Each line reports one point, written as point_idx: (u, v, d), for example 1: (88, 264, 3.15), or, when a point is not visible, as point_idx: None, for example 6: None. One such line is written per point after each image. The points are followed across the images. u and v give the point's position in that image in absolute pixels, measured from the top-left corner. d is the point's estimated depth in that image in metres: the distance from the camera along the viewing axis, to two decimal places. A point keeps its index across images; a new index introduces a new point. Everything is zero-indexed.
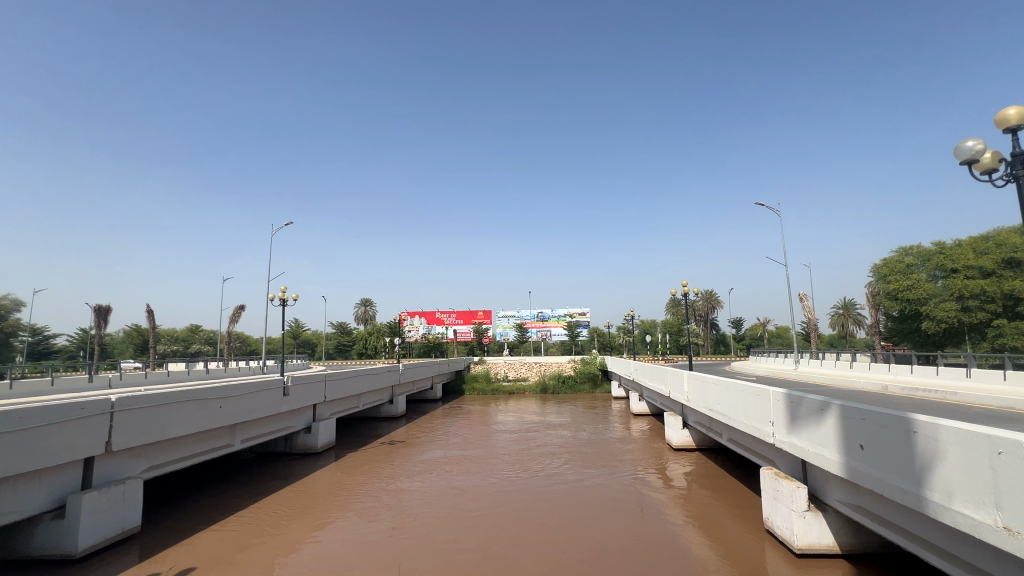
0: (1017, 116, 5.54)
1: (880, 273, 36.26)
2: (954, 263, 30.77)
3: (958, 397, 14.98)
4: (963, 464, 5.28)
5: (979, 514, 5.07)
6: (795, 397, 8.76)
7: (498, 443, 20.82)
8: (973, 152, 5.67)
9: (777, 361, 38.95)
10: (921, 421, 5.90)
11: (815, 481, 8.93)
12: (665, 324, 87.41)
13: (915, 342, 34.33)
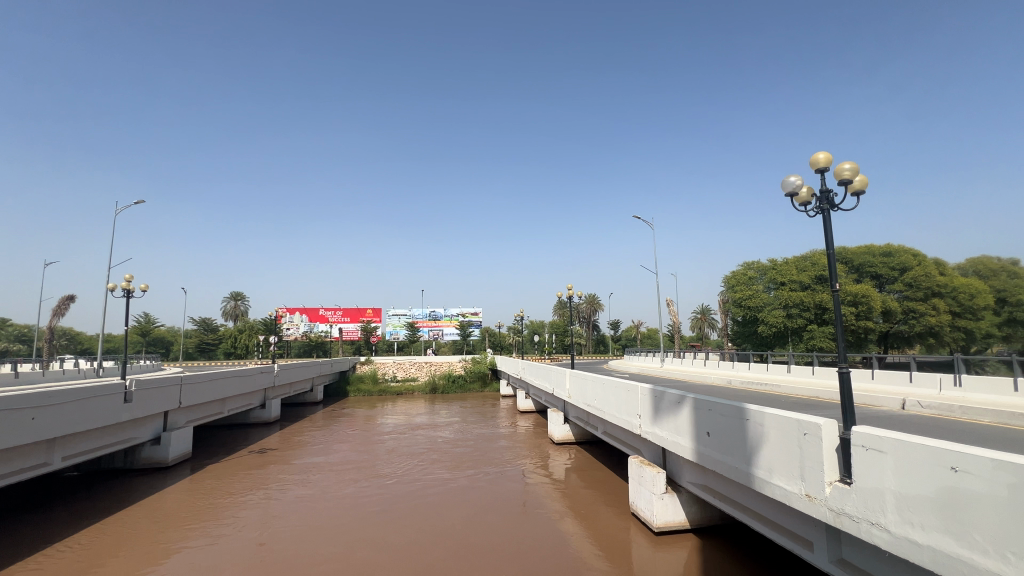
0: (823, 161, 6.46)
1: (729, 284, 42.22)
2: (783, 277, 36.85)
3: (780, 389, 18.03)
4: (780, 444, 6.37)
5: (790, 485, 6.17)
6: (657, 391, 9.79)
7: (383, 446, 20.08)
8: (791, 187, 6.82)
9: (647, 360, 43.20)
10: (751, 410, 6.97)
11: (672, 466, 10.06)
12: (552, 325, 91.99)
13: (754, 344, 40.33)
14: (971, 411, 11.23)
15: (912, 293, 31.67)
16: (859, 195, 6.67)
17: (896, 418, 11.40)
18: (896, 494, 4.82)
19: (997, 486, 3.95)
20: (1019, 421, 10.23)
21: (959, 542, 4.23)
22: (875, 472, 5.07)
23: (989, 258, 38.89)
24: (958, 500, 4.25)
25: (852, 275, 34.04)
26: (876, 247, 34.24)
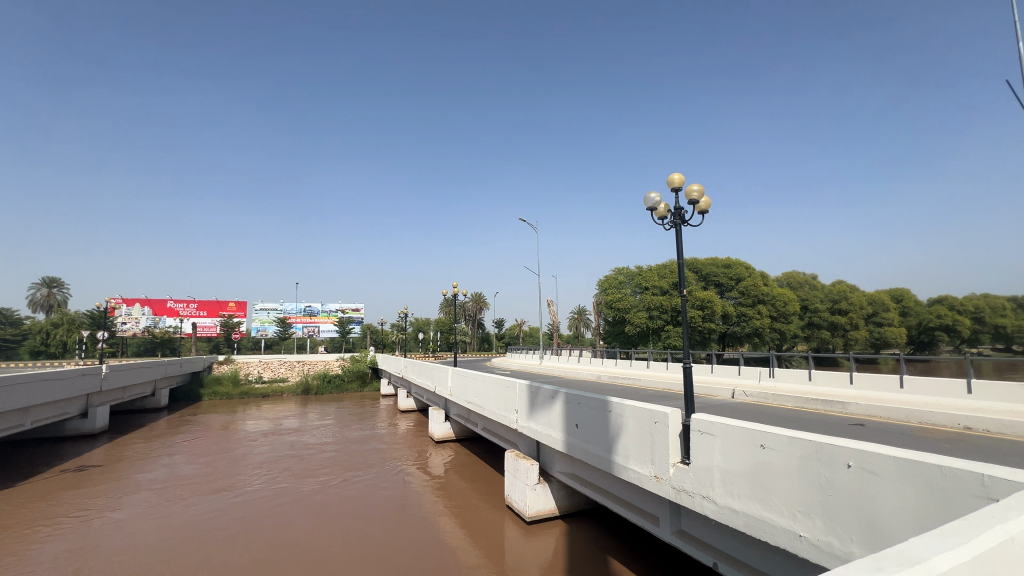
0: (677, 182, 7.32)
1: (602, 287, 45.76)
2: (647, 282, 41.13)
3: (641, 382, 20.05)
4: (635, 432, 7.08)
5: (643, 469, 6.89)
6: (534, 387, 10.23)
7: (241, 455, 17.98)
8: (652, 203, 7.60)
9: (528, 357, 45.01)
10: (613, 402, 7.63)
11: (545, 457, 10.58)
12: (438, 322, 91.07)
13: (621, 342, 44.24)
14: (780, 398, 13.69)
15: (744, 299, 37.47)
16: (704, 214, 7.68)
17: (727, 405, 13.43)
18: (722, 471, 5.66)
19: (792, 458, 4.83)
20: (811, 405, 12.76)
21: (764, 507, 5.11)
22: (707, 453, 5.89)
23: (798, 272, 47.48)
24: (765, 472, 5.12)
25: (701, 283, 39.20)
26: (720, 260, 39.90)
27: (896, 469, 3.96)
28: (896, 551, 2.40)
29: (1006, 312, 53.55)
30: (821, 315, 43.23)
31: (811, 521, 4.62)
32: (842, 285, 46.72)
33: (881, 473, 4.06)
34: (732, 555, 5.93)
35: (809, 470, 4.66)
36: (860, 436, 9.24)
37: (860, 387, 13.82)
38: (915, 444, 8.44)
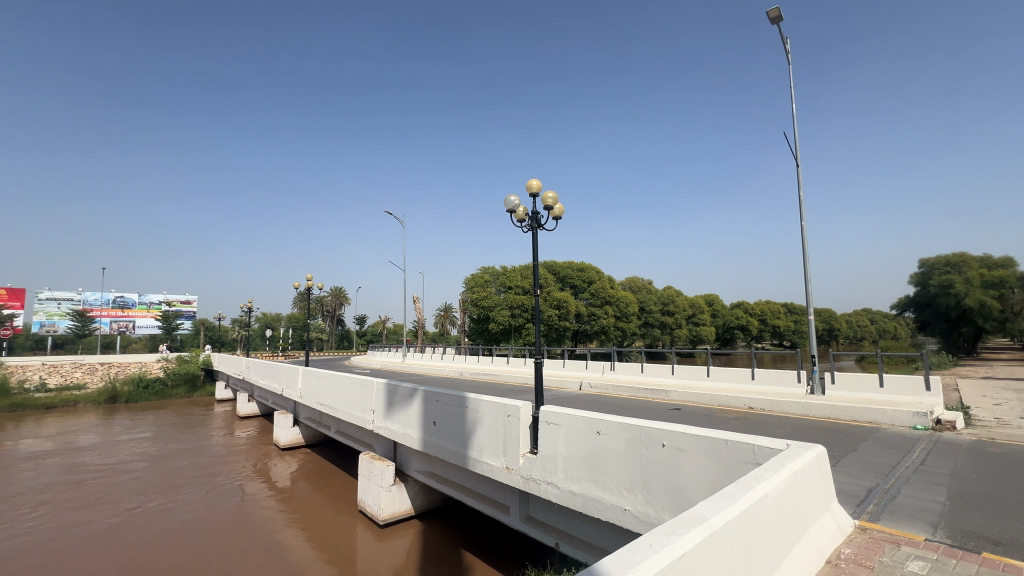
0: (535, 188, 7.76)
1: (469, 286, 45.74)
2: (511, 282, 42.84)
3: (501, 378, 20.74)
4: (489, 428, 7.28)
5: (495, 461, 7.14)
6: (392, 386, 9.87)
7: (4, 486, 14.04)
8: (512, 206, 7.91)
9: (390, 354, 43.44)
10: (470, 398, 7.73)
11: (401, 457, 10.31)
12: (290, 318, 82.77)
13: (485, 339, 45.29)
14: (618, 388, 15.41)
15: (594, 300, 41.34)
16: (557, 221, 8.25)
17: (575, 397, 14.65)
18: (564, 458, 6.13)
19: (621, 441, 5.44)
20: (642, 393, 14.61)
21: (598, 487, 5.68)
22: (552, 442, 6.33)
23: (638, 278, 53.87)
24: (600, 456, 5.68)
25: (558, 284, 42.10)
26: (575, 263, 43.30)
27: (698, 445, 4.71)
28: (689, 513, 2.86)
29: (781, 315, 68.01)
30: (654, 315, 49.86)
31: (634, 495, 5.26)
32: (671, 289, 54.38)
33: (686, 449, 4.80)
34: (571, 534, 6.47)
35: (635, 451, 5.29)
36: (676, 419, 10.87)
37: (679, 377, 16.26)
38: (715, 423, 10.22)
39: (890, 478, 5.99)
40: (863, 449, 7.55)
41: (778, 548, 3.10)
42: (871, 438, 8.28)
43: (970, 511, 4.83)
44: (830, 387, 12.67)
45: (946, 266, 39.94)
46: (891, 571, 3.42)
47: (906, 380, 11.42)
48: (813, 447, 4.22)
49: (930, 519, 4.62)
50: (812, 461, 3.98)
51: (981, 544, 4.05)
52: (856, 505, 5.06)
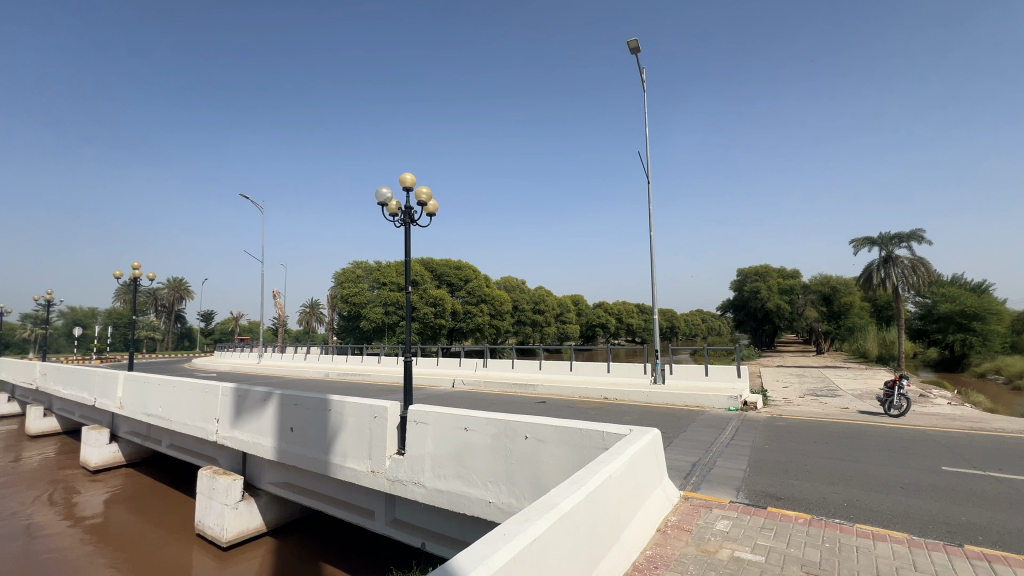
0: (409, 182, 7.57)
1: (338, 280, 42.93)
2: (385, 278, 41.27)
3: (371, 378, 19.83)
4: (354, 431, 6.90)
5: (359, 465, 6.80)
6: (242, 390, 8.79)
7: None
8: (383, 198, 7.61)
9: (243, 356, 38.62)
10: (334, 400, 7.22)
11: (252, 469, 9.25)
12: (109, 313, 68.68)
13: (355, 338, 42.85)
14: (490, 384, 15.81)
15: (470, 298, 41.85)
16: (431, 217, 8.16)
17: (447, 395, 14.64)
18: (431, 456, 6.10)
19: (487, 436, 5.59)
20: (512, 389, 15.19)
21: (464, 483, 5.75)
22: (420, 441, 6.24)
23: (513, 278, 55.95)
24: (466, 452, 5.76)
25: (435, 282, 41.68)
26: (452, 261, 43.30)
27: (556, 435, 5.05)
28: (541, 500, 3.06)
29: (635, 314, 76.39)
30: (526, 313, 52.01)
31: (498, 488, 5.45)
32: (542, 289, 57.54)
33: (546, 440, 5.11)
34: (437, 532, 6.45)
35: (500, 444, 5.47)
36: (542, 411, 11.52)
37: (546, 371, 17.26)
38: (576, 413, 11.07)
39: (709, 453, 7.11)
40: (691, 429, 8.83)
41: (618, 524, 3.46)
42: (697, 420, 9.72)
43: (762, 475, 5.95)
44: (669, 376, 14.60)
45: (756, 276, 48.53)
46: (705, 532, 4.04)
47: (724, 369, 13.66)
48: (651, 431, 4.81)
49: (735, 485, 5.58)
50: (648, 444, 4.53)
51: (769, 501, 5.01)
52: (682, 478, 5.91)
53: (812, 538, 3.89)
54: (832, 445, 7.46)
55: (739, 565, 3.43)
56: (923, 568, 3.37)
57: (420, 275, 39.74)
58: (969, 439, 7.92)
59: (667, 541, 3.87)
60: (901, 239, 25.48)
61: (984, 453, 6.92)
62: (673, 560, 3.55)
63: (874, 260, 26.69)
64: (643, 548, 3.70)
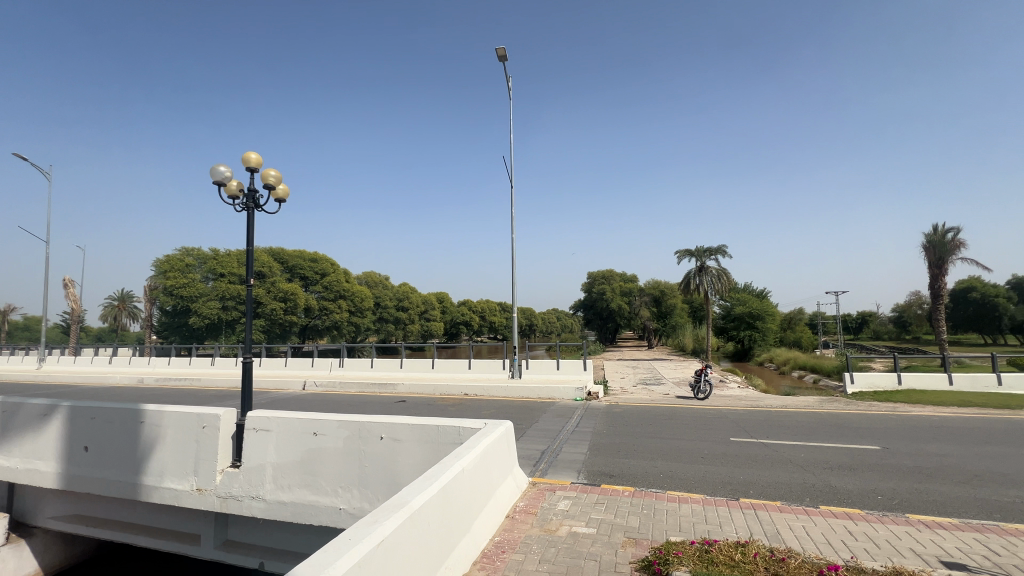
0: (254, 162, 6.78)
1: (159, 268, 35.86)
2: (223, 268, 36.16)
3: (200, 383, 17.17)
4: (175, 445, 5.91)
5: (180, 484, 5.86)
6: (9, 404, 6.86)
7: None
8: (220, 177, 6.68)
9: (12, 360, 30.06)
10: (148, 410, 6.08)
11: (23, 504, 7.31)
12: None
13: (182, 337, 36.60)
14: (346, 384, 14.94)
15: (327, 294, 38.91)
16: (281, 203, 7.42)
17: (296, 398, 13.44)
18: (274, 466, 5.56)
19: (339, 439, 5.29)
20: (370, 389, 14.56)
21: (311, 491, 5.36)
22: (261, 450, 5.64)
23: (376, 273, 53.65)
24: (314, 458, 5.38)
25: (285, 274, 37.85)
26: (307, 253, 39.80)
27: (413, 434, 5.00)
28: (391, 499, 3.03)
29: (497, 312, 79.23)
30: (389, 310, 49.99)
31: (350, 493, 5.20)
32: (407, 286, 56.26)
33: (402, 439, 5.03)
34: (279, 549, 5.88)
35: (353, 447, 5.23)
36: (401, 410, 11.27)
37: (407, 370, 16.93)
38: (436, 410, 11.08)
39: (556, 440, 7.74)
40: (542, 420, 9.49)
41: (469, 516, 3.58)
42: (549, 411, 10.51)
43: (599, 457, 6.69)
44: (526, 371, 15.48)
45: (602, 278, 53.33)
46: (548, 512, 4.41)
47: (573, 363, 14.99)
48: (504, 424, 5.08)
49: (577, 467, 6.18)
50: (501, 436, 4.77)
51: (604, 479, 5.65)
52: (532, 465, 6.34)
53: (634, 507, 4.51)
54: (654, 427, 8.71)
55: (575, 538, 3.82)
56: (711, 520, 4.16)
57: (267, 266, 35.67)
58: (750, 414, 9.95)
59: (515, 526, 4.12)
60: (711, 253, 30.76)
61: (758, 425, 8.78)
62: (519, 543, 3.80)
63: (691, 269, 31.74)
64: (492, 535, 3.88)
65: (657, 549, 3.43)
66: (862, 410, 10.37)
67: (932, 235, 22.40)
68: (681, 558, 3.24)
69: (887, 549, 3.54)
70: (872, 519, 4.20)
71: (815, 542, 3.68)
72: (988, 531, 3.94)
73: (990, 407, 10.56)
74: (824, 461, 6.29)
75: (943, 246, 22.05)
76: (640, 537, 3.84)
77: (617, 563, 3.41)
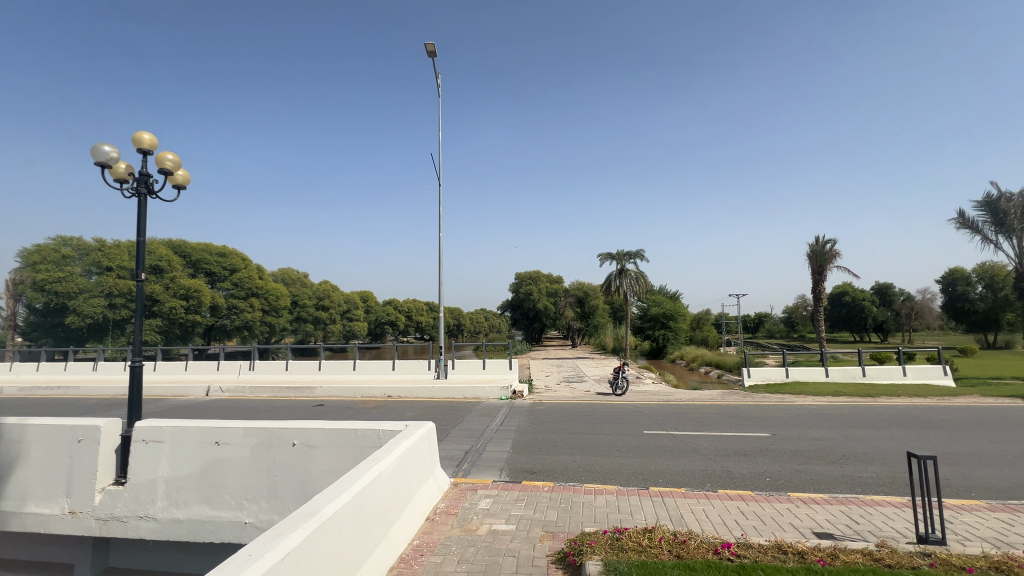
0: (148, 142, 6.10)
1: (27, 259, 30.96)
2: (110, 262, 31.98)
3: (78, 391, 15.02)
4: (41, 464, 5.12)
5: (46, 508, 5.08)
6: None
7: None
8: (103, 157, 5.91)
9: None
10: (7, 423, 5.21)
11: None
12: None
13: (57, 339, 31.91)
14: (256, 389, 13.85)
15: (237, 291, 35.86)
16: (180, 189, 6.73)
17: (198, 404, 12.26)
18: (167, 481, 5.03)
19: (244, 448, 4.90)
20: (284, 393, 13.64)
21: (212, 506, 4.90)
22: (150, 464, 5.06)
23: (293, 270, 50.47)
24: (215, 470, 4.94)
25: (187, 269, 34.37)
26: (214, 247, 36.52)
27: (328, 439, 4.76)
28: (301, 509, 2.86)
29: (424, 312, 77.84)
30: (307, 309, 47.16)
31: (256, 505, 4.83)
32: (328, 284, 53.44)
33: (316, 444, 4.76)
34: (172, 572, 5.31)
35: (260, 456, 4.87)
36: (318, 414, 10.66)
37: (326, 372, 16.07)
38: (356, 414, 10.61)
39: (480, 440, 7.76)
40: (466, 420, 9.45)
41: (385, 522, 3.47)
42: (473, 411, 10.51)
43: (521, 454, 6.81)
44: (452, 371, 15.34)
45: (529, 279, 54.40)
46: (468, 512, 4.41)
47: (499, 362, 15.12)
48: (426, 425, 5.01)
49: (499, 466, 6.23)
50: (422, 437, 4.70)
51: (525, 476, 5.75)
52: (454, 466, 6.30)
53: (553, 502, 4.64)
54: (575, 423, 9.03)
55: (494, 536, 3.86)
56: (623, 510, 4.39)
57: (166, 259, 32.18)
58: (662, 408, 10.64)
59: (435, 528, 4.07)
60: (630, 256, 32.50)
61: (669, 418, 9.41)
62: (437, 545, 3.75)
63: (612, 272, 33.33)
64: (410, 539, 3.80)
65: (573, 541, 3.56)
66: (756, 401, 11.50)
67: (814, 245, 25.39)
68: (594, 547, 3.40)
69: (772, 525, 3.95)
70: (761, 499, 4.68)
71: (713, 523, 4.02)
72: (853, 503, 4.56)
73: (857, 395, 12.18)
74: (724, 449, 6.89)
75: (823, 255, 25.09)
76: (556, 530, 3.96)
77: (534, 557, 3.49)
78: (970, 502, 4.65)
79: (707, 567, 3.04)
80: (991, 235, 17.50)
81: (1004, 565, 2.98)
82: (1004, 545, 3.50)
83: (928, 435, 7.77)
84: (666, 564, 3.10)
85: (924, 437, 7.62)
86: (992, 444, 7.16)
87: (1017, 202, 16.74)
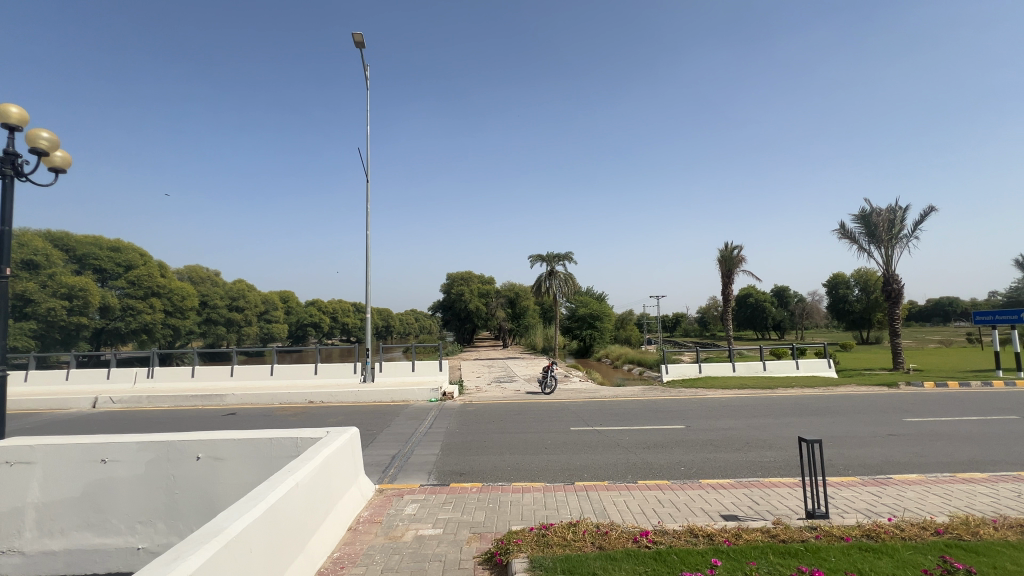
0: (17, 117, 5.29)
1: None
2: None
3: None
4: None
5: None
6: None
7: None
8: None
9: None
10: None
11: None
12: None
13: None
14: (155, 399, 12.46)
15: (133, 291, 32.08)
16: (58, 173, 5.92)
17: (83, 418, 10.81)
18: (39, 507, 4.37)
19: (137, 466, 4.38)
20: (190, 402, 12.41)
21: (96, 533, 4.33)
22: (16, 489, 4.37)
23: (201, 267, 46.22)
24: (101, 491, 4.38)
25: (71, 265, 30.34)
26: (105, 240, 32.55)
27: (238, 450, 4.40)
28: (202, 529, 2.59)
29: (350, 313, 74.68)
30: (219, 311, 43.28)
31: (152, 528, 4.34)
32: (241, 284, 49.44)
33: (224, 457, 4.38)
34: None
35: (157, 472, 4.38)
36: (229, 424, 9.80)
37: (239, 378, 14.83)
38: (273, 422, 9.89)
39: (408, 444, 7.57)
40: (394, 424, 9.17)
41: (302, 535, 3.25)
42: (401, 414, 10.21)
43: (450, 456, 6.73)
44: (379, 374, 14.80)
45: (461, 279, 54.24)
46: (393, 519, 4.26)
47: (429, 364, 14.83)
48: (349, 430, 4.78)
49: (427, 469, 6.11)
50: (344, 443, 4.48)
51: (453, 478, 5.68)
52: (381, 471, 6.08)
53: (481, 503, 4.63)
54: (503, 423, 9.09)
55: (420, 542, 3.77)
56: (549, 506, 4.48)
57: (43, 254, 28.19)
58: (588, 405, 11.02)
59: (357, 538, 3.89)
60: (559, 258, 33.32)
61: (594, 415, 9.78)
62: (360, 555, 3.59)
63: (542, 273, 34.02)
64: (331, 551, 3.61)
65: (500, 540, 3.57)
66: (673, 396, 12.26)
67: (724, 250, 27.58)
68: (520, 545, 3.42)
69: (685, 511, 4.23)
70: (676, 487, 5.00)
71: (632, 513, 4.23)
72: (753, 486, 5.00)
73: (759, 388, 13.41)
74: (644, 442, 7.28)
75: (731, 259, 27.33)
76: (483, 531, 3.95)
77: (461, 560, 3.45)
78: (847, 479, 5.30)
79: (627, 556, 3.17)
80: (865, 245, 20.06)
81: (874, 532, 3.40)
82: (873, 515, 4.02)
83: (816, 421, 8.73)
84: (588, 556, 3.19)
85: (813, 423, 8.57)
86: (865, 426, 8.21)
87: (885, 216, 19.37)
